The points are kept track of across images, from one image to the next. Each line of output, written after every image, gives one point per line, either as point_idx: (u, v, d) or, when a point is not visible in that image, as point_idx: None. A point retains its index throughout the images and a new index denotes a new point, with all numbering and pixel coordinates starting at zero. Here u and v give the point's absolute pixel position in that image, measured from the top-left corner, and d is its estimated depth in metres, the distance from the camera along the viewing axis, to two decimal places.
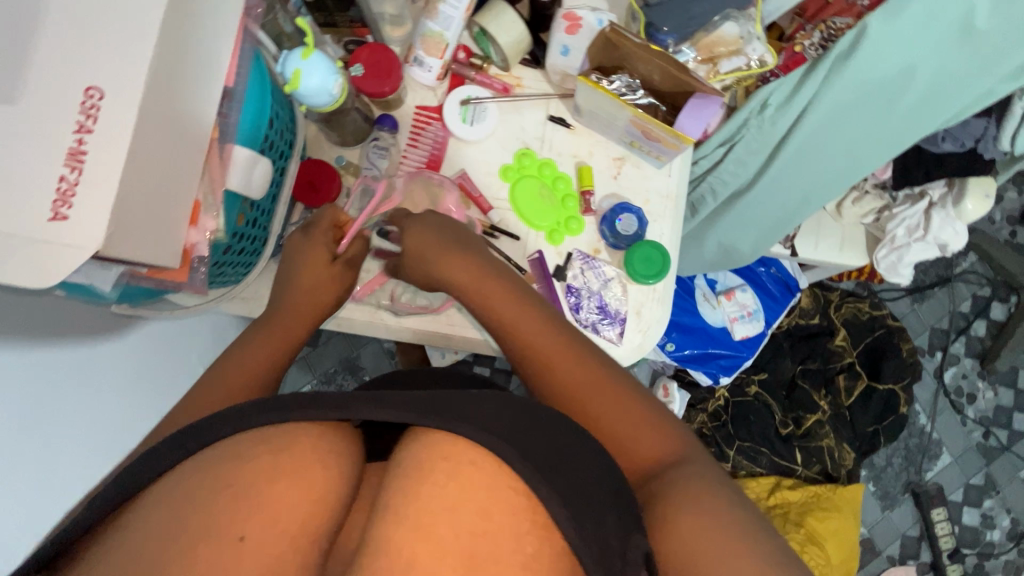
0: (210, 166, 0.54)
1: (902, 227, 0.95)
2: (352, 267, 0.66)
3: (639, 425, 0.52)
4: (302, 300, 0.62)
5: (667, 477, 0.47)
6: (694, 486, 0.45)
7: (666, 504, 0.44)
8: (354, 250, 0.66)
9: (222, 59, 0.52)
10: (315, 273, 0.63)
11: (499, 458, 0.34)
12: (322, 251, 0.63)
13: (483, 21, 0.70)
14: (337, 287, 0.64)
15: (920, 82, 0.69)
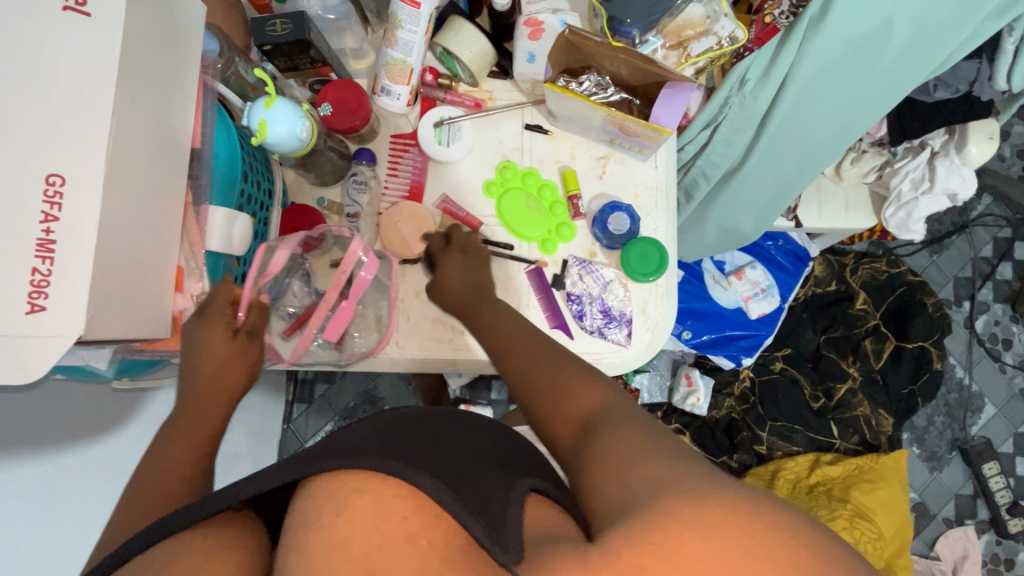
0: (188, 230, 0.53)
1: (907, 182, 0.92)
2: (257, 338, 0.59)
3: (573, 381, 0.50)
4: (208, 382, 0.56)
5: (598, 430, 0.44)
6: (615, 429, 0.42)
7: (590, 452, 0.41)
8: (253, 319, 0.58)
9: (184, 122, 0.52)
10: (215, 354, 0.56)
11: (415, 491, 0.32)
12: (219, 331, 0.56)
13: (444, 41, 0.69)
14: (245, 362, 0.58)
15: (901, 34, 0.66)
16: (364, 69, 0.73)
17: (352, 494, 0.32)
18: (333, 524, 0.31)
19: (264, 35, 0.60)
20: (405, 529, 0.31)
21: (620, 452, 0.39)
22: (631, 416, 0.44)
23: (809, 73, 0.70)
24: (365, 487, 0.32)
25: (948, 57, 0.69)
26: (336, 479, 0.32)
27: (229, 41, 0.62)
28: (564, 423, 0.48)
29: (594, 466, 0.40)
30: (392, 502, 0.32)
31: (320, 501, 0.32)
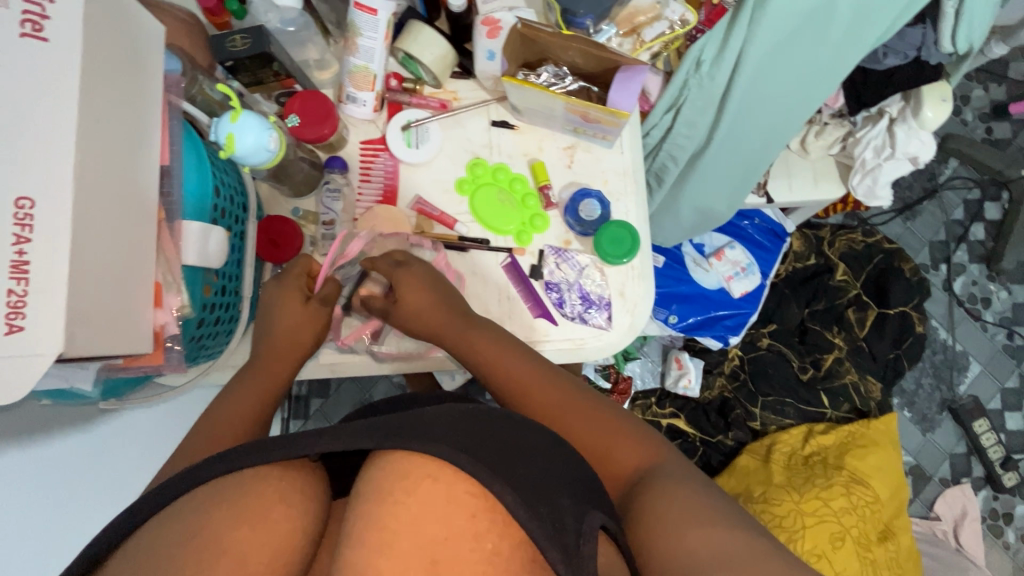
0: (163, 247, 0.54)
1: (869, 150, 0.95)
2: (328, 306, 0.65)
3: (618, 438, 0.56)
4: (285, 338, 0.63)
5: (644, 484, 0.50)
6: (668, 495, 0.47)
7: (640, 507, 0.48)
8: (328, 289, 0.65)
9: (151, 140, 0.52)
10: (291, 314, 0.63)
11: (483, 490, 0.34)
12: (296, 294, 0.64)
13: (405, 46, 0.70)
14: (315, 326, 0.64)
15: (845, 5, 0.68)
16: (328, 79, 0.74)
17: (426, 479, 0.34)
18: (406, 503, 0.33)
19: (224, 51, 0.61)
20: (472, 526, 0.33)
21: (676, 521, 0.45)
22: (673, 477, 0.50)
23: (760, 50, 0.72)
24: (438, 475, 0.34)
25: (891, 23, 0.71)
26: (414, 463, 0.35)
27: (191, 61, 0.63)
28: (609, 484, 0.54)
29: (654, 528, 0.45)
30: (462, 498, 0.34)
31: (394, 478, 0.34)
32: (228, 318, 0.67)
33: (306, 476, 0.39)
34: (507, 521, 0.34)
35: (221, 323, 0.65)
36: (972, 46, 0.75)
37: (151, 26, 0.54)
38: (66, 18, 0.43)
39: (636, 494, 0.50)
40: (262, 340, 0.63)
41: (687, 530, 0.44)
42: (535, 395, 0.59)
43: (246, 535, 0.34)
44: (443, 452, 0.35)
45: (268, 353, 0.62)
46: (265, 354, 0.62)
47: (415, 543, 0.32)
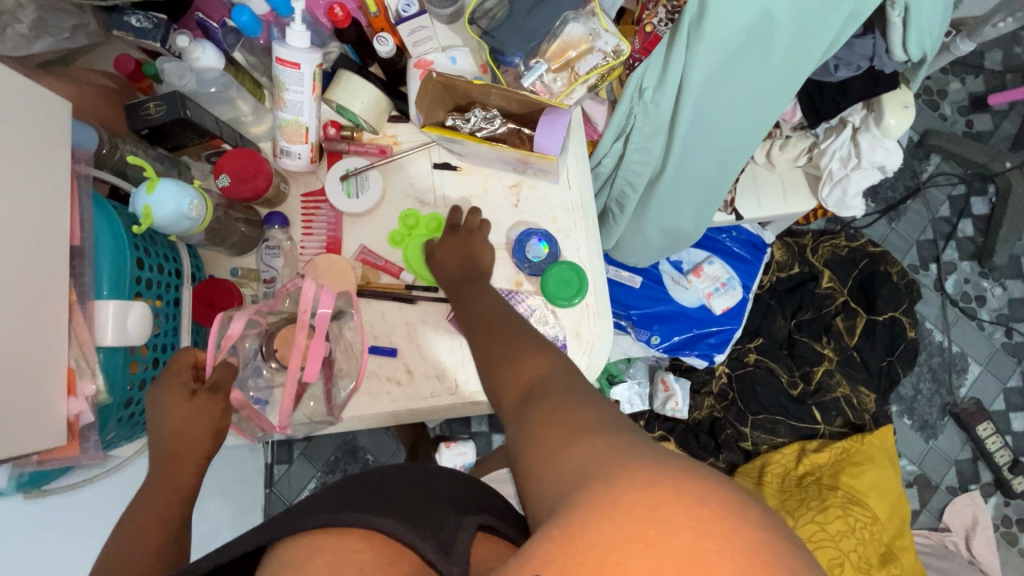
0: (77, 330, 0.52)
1: (835, 160, 0.91)
2: (221, 391, 0.58)
3: (535, 355, 0.51)
4: (173, 441, 0.56)
5: (540, 395, 0.45)
6: (559, 398, 0.44)
7: (531, 413, 0.43)
8: (217, 373, 0.58)
9: (59, 221, 0.50)
10: (175, 411, 0.56)
11: (369, 536, 0.40)
12: (178, 390, 0.57)
13: (335, 96, 0.69)
14: (208, 416, 0.57)
15: (783, 22, 0.66)
16: (263, 133, 0.72)
17: (314, 553, 0.39)
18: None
19: (139, 120, 0.59)
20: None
21: (554, 427, 0.40)
22: (573, 386, 0.46)
23: (702, 73, 0.69)
24: (322, 545, 0.39)
25: (835, 37, 0.69)
26: (303, 539, 0.40)
27: (108, 129, 0.62)
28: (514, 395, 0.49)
29: (537, 431, 0.41)
30: (350, 556, 0.39)
31: (283, 563, 0.39)
32: None
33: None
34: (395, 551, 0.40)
35: None
36: (925, 54, 0.73)
37: (54, 102, 0.52)
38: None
39: (531, 404, 0.45)
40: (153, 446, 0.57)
41: (566, 432, 0.38)
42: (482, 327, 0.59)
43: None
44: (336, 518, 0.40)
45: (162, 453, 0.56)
46: (159, 461, 0.56)
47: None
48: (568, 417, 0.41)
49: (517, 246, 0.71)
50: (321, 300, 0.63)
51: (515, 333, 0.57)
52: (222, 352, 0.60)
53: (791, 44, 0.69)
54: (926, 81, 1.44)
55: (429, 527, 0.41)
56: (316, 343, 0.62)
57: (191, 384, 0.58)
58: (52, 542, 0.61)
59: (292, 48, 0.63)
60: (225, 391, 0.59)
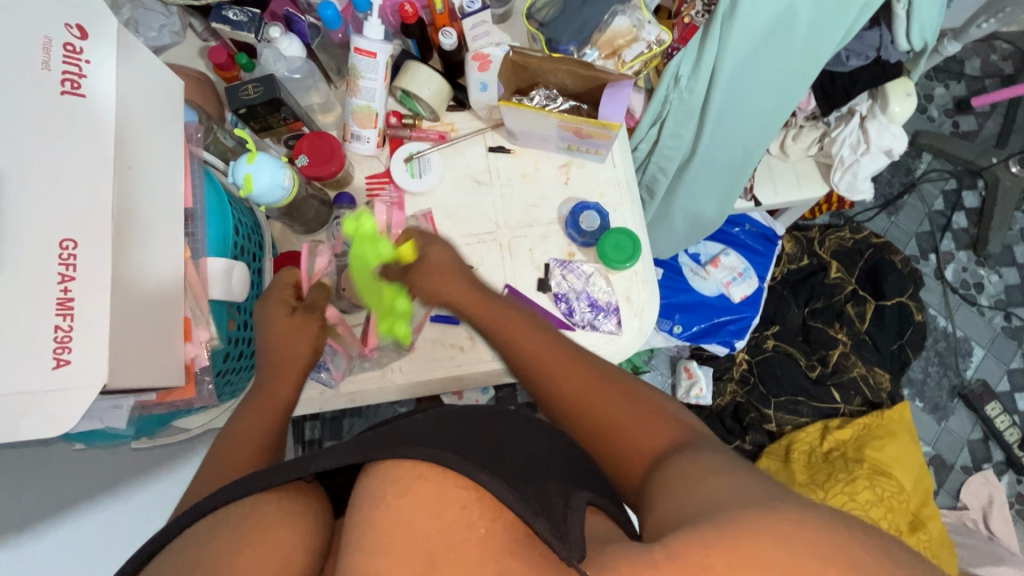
0: (191, 286, 0.56)
1: (846, 147, 0.99)
2: (315, 312, 0.65)
3: (645, 419, 0.53)
4: (277, 355, 0.63)
5: (671, 458, 0.47)
6: (698, 460, 0.45)
7: (664, 477, 0.45)
8: (313, 295, 0.65)
9: (178, 185, 0.55)
10: (278, 329, 0.63)
11: (474, 483, 0.35)
12: (279, 307, 0.63)
13: (403, 84, 0.75)
14: (307, 335, 0.64)
15: (805, 13, 0.73)
16: (331, 122, 0.79)
17: (418, 480, 0.35)
18: (398, 504, 0.35)
19: (238, 100, 0.65)
20: (465, 516, 0.34)
21: (687, 476, 0.42)
22: (712, 451, 0.46)
23: (732, 61, 0.77)
24: (429, 475, 0.35)
25: (849, 27, 0.77)
26: (409, 464, 0.36)
27: (206, 114, 0.68)
28: (635, 462, 0.51)
29: (671, 483, 0.43)
30: (452, 492, 0.35)
31: (387, 483, 0.36)
32: (249, 353, 0.68)
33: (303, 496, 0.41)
34: (498, 504, 0.35)
35: (243, 358, 0.67)
36: (927, 43, 0.81)
37: (171, 81, 0.58)
38: (99, 78, 0.47)
39: (664, 467, 0.46)
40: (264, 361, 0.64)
41: (695, 481, 0.41)
42: (551, 376, 0.59)
43: (247, 560, 0.36)
44: (441, 456, 0.36)
45: (271, 366, 0.63)
46: (266, 377, 0.62)
47: (400, 530, 0.34)
48: (693, 470, 0.43)
49: (574, 215, 0.77)
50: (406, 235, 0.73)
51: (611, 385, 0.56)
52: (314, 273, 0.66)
53: (810, 35, 0.77)
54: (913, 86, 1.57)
55: (538, 500, 0.36)
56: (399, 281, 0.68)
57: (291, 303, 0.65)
58: None
59: (369, 39, 0.70)
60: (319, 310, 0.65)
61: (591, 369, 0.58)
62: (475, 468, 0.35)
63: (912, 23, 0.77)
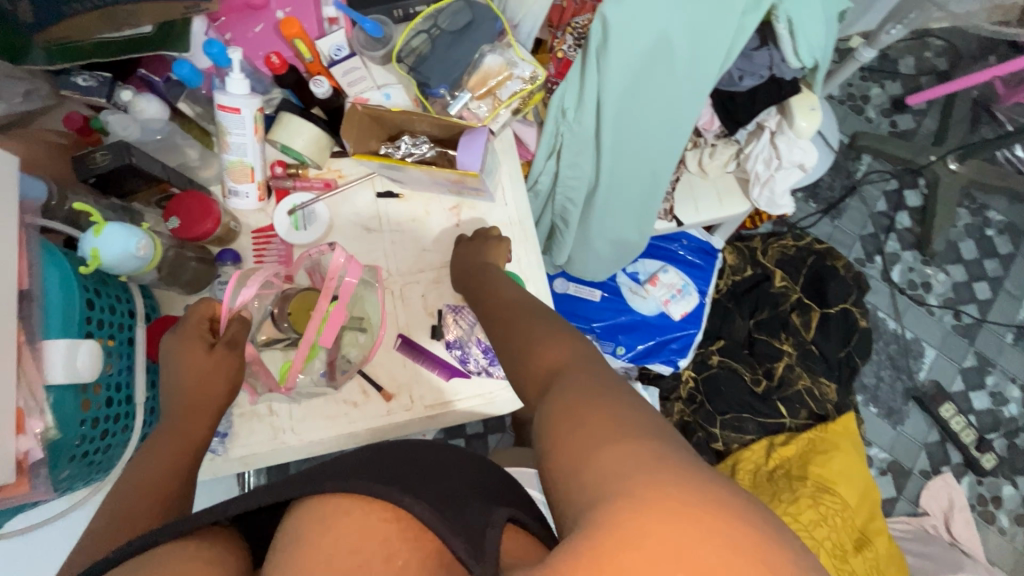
0: (25, 372, 0.53)
1: (761, 162, 0.97)
2: (236, 348, 0.66)
3: (553, 344, 0.54)
4: (191, 394, 0.63)
5: (563, 383, 0.47)
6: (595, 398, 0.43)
7: (555, 401, 0.45)
8: (232, 330, 0.65)
9: (10, 268, 0.53)
10: (195, 366, 0.63)
11: (396, 512, 0.39)
12: (197, 344, 0.64)
13: (276, 136, 0.74)
14: (225, 371, 0.65)
15: (678, 41, 0.72)
16: (213, 176, 0.76)
17: (341, 514, 0.39)
18: (320, 541, 0.38)
19: (87, 169, 0.63)
20: (386, 549, 0.38)
21: (587, 408, 0.42)
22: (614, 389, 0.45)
23: (613, 92, 0.76)
24: (351, 509, 0.39)
25: (729, 48, 0.74)
26: (336, 499, 0.39)
27: (59, 182, 0.65)
28: (535, 383, 0.52)
29: (565, 413, 0.43)
30: (376, 524, 0.38)
31: (311, 520, 0.39)
32: (119, 429, 0.65)
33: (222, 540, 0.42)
34: (422, 531, 0.39)
35: (112, 435, 0.64)
36: (817, 61, 0.80)
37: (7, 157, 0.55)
38: None
39: (557, 390, 0.46)
40: (172, 399, 0.63)
41: (594, 420, 0.41)
42: (507, 318, 0.62)
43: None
44: (363, 487, 0.39)
45: (180, 405, 0.63)
46: (180, 410, 0.63)
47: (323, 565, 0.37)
48: (594, 413, 0.41)
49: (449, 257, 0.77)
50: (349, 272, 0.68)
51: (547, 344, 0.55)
52: (235, 307, 0.66)
53: (691, 62, 0.75)
54: (849, 88, 1.56)
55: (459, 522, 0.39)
56: (338, 310, 0.67)
57: (208, 338, 0.65)
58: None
59: (231, 95, 0.69)
60: (240, 346, 0.66)
61: (532, 317, 0.60)
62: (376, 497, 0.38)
63: (795, 43, 0.77)
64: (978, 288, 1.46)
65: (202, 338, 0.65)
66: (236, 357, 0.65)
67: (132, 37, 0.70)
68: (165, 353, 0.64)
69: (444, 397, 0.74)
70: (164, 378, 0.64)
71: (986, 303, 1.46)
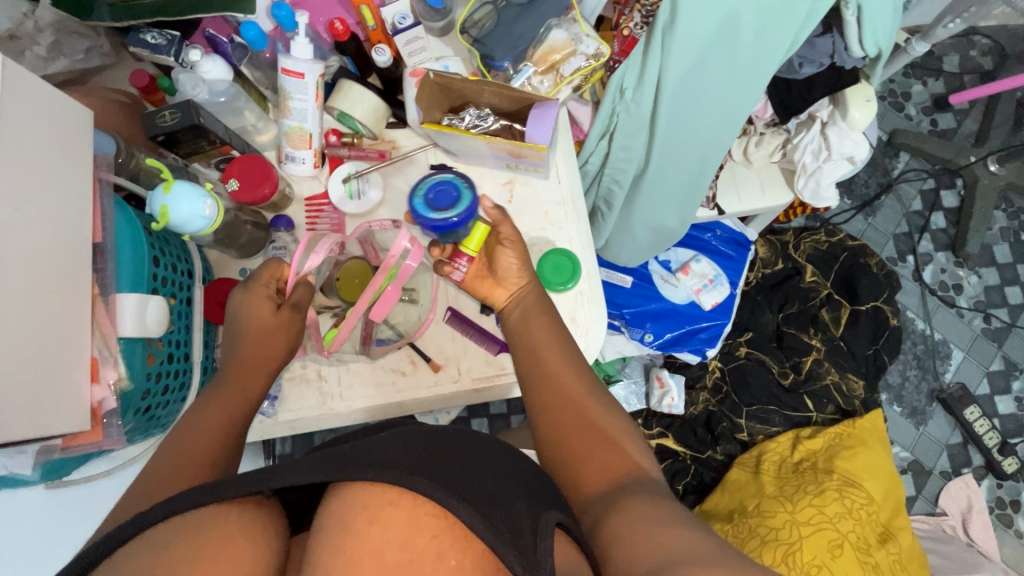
0: (98, 323, 0.54)
1: (808, 154, 0.96)
2: (299, 312, 0.66)
3: (611, 448, 0.58)
4: (253, 347, 0.64)
5: (627, 494, 0.52)
6: (642, 501, 0.49)
7: (623, 507, 0.49)
8: (297, 295, 0.66)
9: (84, 220, 0.53)
10: (261, 322, 0.64)
11: (444, 509, 0.36)
12: (265, 302, 0.65)
13: (337, 103, 0.74)
14: (285, 333, 0.66)
15: (746, 25, 0.71)
16: (268, 142, 0.76)
17: (386, 506, 0.36)
18: (367, 530, 0.35)
19: (156, 127, 0.64)
20: (436, 545, 0.35)
21: (654, 515, 0.47)
22: (654, 493, 0.52)
23: (675, 75, 0.76)
24: (399, 501, 0.36)
25: (794, 38, 0.74)
26: (371, 487, 0.36)
27: (127, 140, 0.66)
28: (593, 480, 0.56)
29: (633, 517, 0.47)
30: (422, 520, 0.35)
31: (357, 507, 0.36)
32: (178, 386, 0.66)
33: (261, 513, 0.40)
34: (469, 535, 0.36)
35: (171, 392, 0.65)
36: (881, 50, 0.79)
37: (84, 111, 0.56)
38: (12, 110, 0.46)
39: (622, 497, 0.51)
40: (234, 350, 0.65)
41: (660, 522, 0.46)
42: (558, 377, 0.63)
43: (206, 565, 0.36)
44: (410, 480, 0.36)
45: (234, 370, 0.64)
46: (235, 369, 0.64)
47: (371, 558, 0.34)
48: (652, 519, 0.46)
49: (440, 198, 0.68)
50: (410, 252, 0.68)
51: (591, 427, 0.60)
52: (303, 271, 0.67)
53: (755, 47, 0.74)
54: (890, 84, 1.54)
55: (508, 527, 0.37)
56: (393, 288, 0.67)
57: (274, 298, 0.66)
58: (81, 524, 0.63)
59: (297, 59, 0.69)
60: (303, 311, 0.67)
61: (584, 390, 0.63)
62: (427, 494, 0.36)
63: (861, 31, 0.76)
64: (1010, 293, 1.45)
65: (269, 295, 0.66)
66: (301, 319, 0.66)
67: None
68: (232, 304, 0.65)
69: (492, 371, 0.74)
70: (232, 327, 0.66)
71: (1017, 308, 1.45)
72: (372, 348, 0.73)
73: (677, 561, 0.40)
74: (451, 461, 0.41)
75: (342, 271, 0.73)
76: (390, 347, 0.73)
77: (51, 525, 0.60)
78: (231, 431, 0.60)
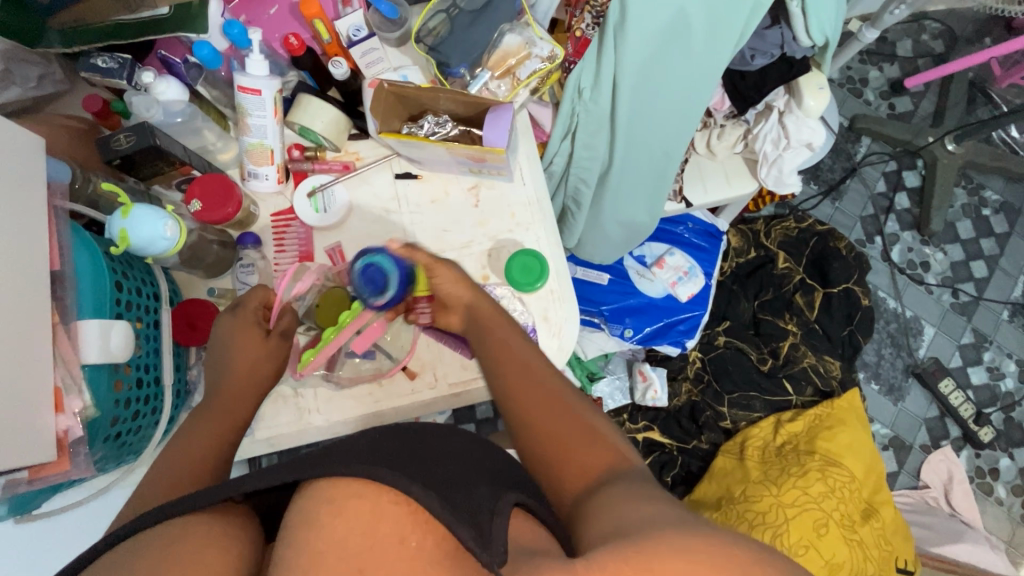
0: (60, 352, 0.54)
1: (768, 143, 0.98)
2: (288, 339, 0.69)
3: (590, 443, 0.55)
4: (240, 377, 0.64)
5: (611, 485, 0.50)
6: (623, 487, 0.48)
7: (606, 498, 0.47)
8: (285, 322, 0.69)
9: (41, 249, 0.53)
10: (248, 348, 0.65)
11: (407, 496, 0.36)
12: (253, 330, 0.66)
13: (296, 118, 0.74)
14: (274, 360, 0.67)
15: (695, 19, 0.73)
16: (230, 160, 0.76)
17: (350, 497, 0.35)
18: (332, 524, 0.35)
19: (111, 151, 0.64)
20: (397, 531, 0.35)
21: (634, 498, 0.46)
22: (639, 481, 0.50)
23: (632, 71, 0.77)
24: (363, 492, 0.35)
25: (743, 29, 0.75)
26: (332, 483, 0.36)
27: (83, 165, 0.65)
28: (576, 478, 0.53)
29: (616, 504, 0.46)
30: (386, 506, 0.35)
31: (320, 501, 0.36)
32: (150, 409, 0.65)
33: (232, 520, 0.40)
34: (430, 517, 0.35)
35: (142, 417, 0.64)
36: (827, 38, 0.82)
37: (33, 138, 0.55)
38: None
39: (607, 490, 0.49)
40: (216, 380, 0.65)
41: (642, 503, 0.45)
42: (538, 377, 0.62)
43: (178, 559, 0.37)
44: (377, 471, 0.36)
45: (222, 394, 0.63)
46: (220, 397, 0.63)
47: (333, 551, 0.34)
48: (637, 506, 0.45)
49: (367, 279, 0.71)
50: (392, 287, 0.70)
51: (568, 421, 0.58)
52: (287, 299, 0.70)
53: (707, 39, 0.75)
54: (848, 71, 1.58)
55: (466, 510, 0.37)
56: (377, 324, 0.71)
57: (263, 326, 0.67)
58: (56, 557, 0.62)
59: (253, 77, 0.70)
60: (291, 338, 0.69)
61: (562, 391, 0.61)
62: (409, 482, 0.36)
63: (805, 21, 0.78)
64: (975, 267, 1.49)
65: (257, 322, 0.67)
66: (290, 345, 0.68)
67: (147, 18, 0.70)
68: (218, 332, 0.66)
69: (468, 376, 0.74)
70: (218, 358, 0.66)
71: (982, 281, 1.49)
72: (339, 376, 0.73)
73: (653, 522, 0.42)
74: (416, 455, 0.41)
75: (316, 296, 0.72)
76: (363, 378, 0.73)
77: (30, 556, 0.59)
78: (200, 470, 0.57)
